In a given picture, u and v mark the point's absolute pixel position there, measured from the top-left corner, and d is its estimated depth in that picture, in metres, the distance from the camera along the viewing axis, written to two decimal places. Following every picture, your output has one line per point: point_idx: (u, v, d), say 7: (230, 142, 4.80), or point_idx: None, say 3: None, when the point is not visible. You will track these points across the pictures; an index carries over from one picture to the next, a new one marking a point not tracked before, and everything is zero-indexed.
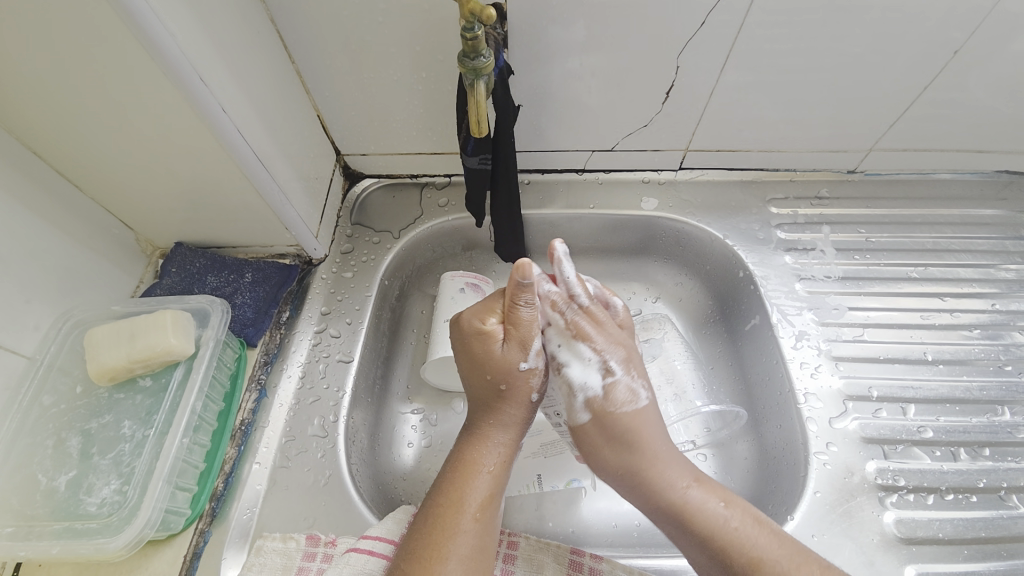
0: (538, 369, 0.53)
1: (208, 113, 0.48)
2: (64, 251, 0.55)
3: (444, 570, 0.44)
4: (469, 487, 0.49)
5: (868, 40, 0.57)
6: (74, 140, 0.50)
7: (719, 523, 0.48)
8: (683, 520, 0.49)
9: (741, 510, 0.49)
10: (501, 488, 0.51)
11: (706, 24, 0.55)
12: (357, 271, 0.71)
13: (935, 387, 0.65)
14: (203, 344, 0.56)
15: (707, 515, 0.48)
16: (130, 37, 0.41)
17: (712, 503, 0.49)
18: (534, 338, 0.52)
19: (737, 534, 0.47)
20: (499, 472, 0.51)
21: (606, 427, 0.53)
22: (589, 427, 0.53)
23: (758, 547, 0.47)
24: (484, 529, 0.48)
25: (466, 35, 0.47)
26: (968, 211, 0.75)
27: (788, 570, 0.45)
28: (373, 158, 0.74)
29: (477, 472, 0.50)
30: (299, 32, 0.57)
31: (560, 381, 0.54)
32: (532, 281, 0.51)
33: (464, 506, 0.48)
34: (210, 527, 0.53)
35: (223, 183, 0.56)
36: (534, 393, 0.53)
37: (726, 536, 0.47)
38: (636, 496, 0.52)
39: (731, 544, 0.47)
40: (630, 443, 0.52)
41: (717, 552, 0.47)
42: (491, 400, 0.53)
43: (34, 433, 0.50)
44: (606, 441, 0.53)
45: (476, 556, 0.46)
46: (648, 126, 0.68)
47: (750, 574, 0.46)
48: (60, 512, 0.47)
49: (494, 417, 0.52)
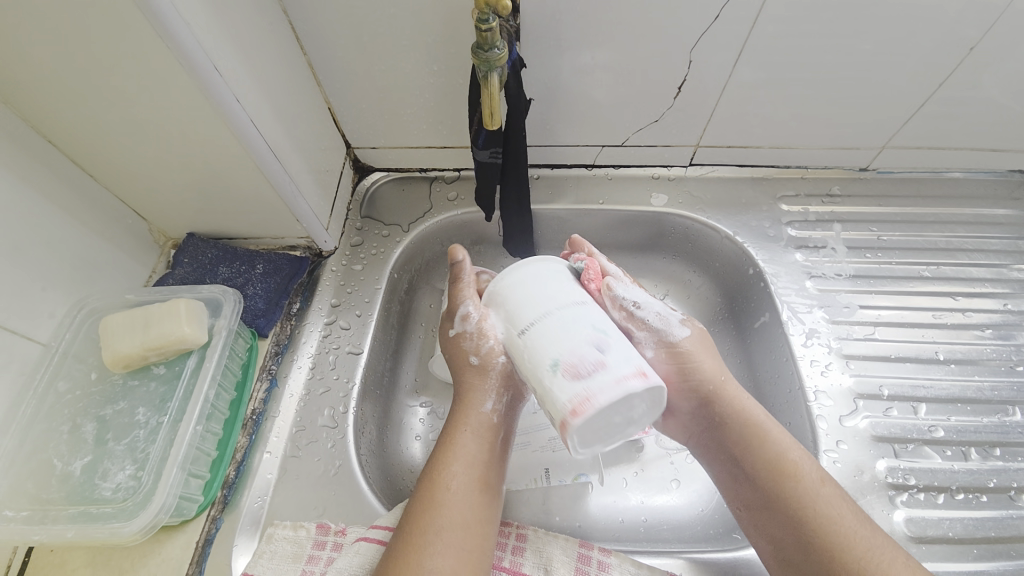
0: (469, 331, 0.55)
1: (221, 102, 0.48)
2: (79, 241, 0.56)
3: (427, 542, 0.47)
4: (447, 459, 0.52)
5: (883, 35, 0.56)
6: (88, 128, 0.50)
7: (785, 444, 0.51)
8: (755, 439, 0.52)
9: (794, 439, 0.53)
10: (484, 459, 0.53)
11: (719, 19, 0.55)
12: (367, 263, 0.72)
13: (946, 387, 0.64)
14: (216, 333, 0.56)
15: (778, 433, 0.52)
16: (144, 23, 0.41)
17: (779, 428, 0.53)
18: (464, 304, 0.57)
19: (801, 456, 0.51)
20: (473, 443, 0.53)
21: (705, 342, 0.57)
22: (694, 339, 0.57)
23: (819, 471, 0.50)
24: (466, 498, 0.50)
25: (481, 26, 0.47)
26: (980, 210, 0.75)
27: (840, 498, 0.49)
28: (383, 151, 0.75)
29: (453, 444, 0.53)
30: (311, 23, 0.57)
31: (648, 315, 0.56)
32: (461, 259, 0.63)
33: (441, 477, 0.50)
34: (221, 515, 0.54)
35: (235, 173, 0.56)
36: (473, 356, 0.55)
37: (794, 454, 0.51)
38: (710, 414, 0.55)
39: (799, 462, 0.50)
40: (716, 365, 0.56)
41: (788, 466, 0.50)
42: (456, 374, 0.57)
43: (49, 419, 0.51)
44: (707, 353, 0.56)
45: (459, 526, 0.48)
46: (659, 122, 0.68)
47: (812, 495, 0.48)
48: (74, 496, 0.48)
49: (465, 390, 0.55)
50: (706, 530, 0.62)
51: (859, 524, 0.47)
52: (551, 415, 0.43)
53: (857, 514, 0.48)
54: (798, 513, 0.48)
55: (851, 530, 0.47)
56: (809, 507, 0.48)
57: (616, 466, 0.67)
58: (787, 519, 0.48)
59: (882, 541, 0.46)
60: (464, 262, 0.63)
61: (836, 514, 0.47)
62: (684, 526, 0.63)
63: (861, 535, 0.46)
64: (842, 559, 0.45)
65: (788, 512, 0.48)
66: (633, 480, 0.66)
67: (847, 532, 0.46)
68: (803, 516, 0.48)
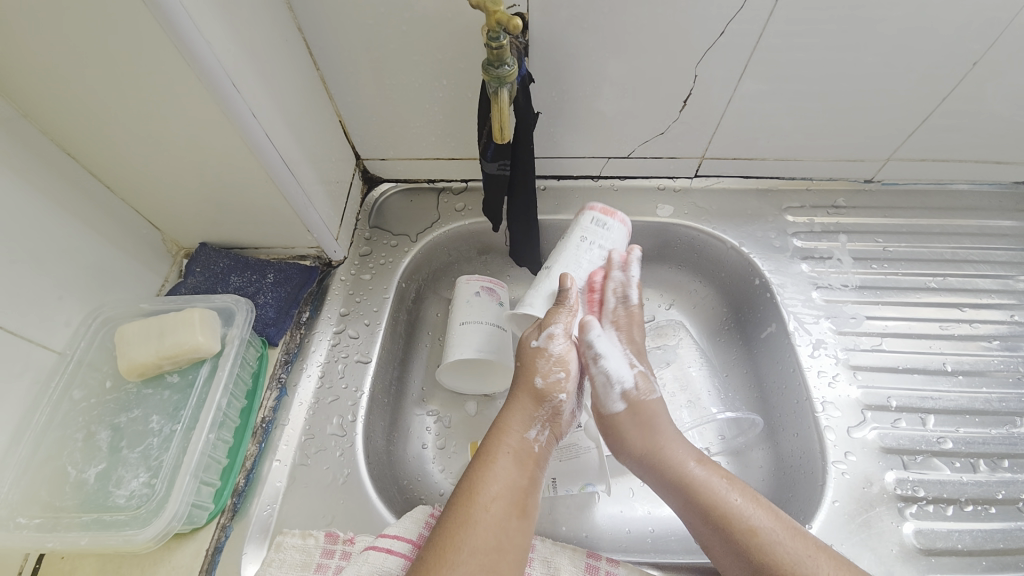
0: (550, 353, 0.57)
1: (238, 116, 0.49)
2: (96, 251, 0.57)
3: (456, 560, 0.45)
4: (485, 478, 0.51)
5: (887, 49, 0.57)
6: (110, 143, 0.52)
7: (722, 499, 0.52)
8: (690, 498, 0.53)
9: (737, 483, 0.54)
10: (522, 484, 0.52)
11: (724, 35, 0.56)
12: (375, 273, 0.73)
13: (954, 398, 0.64)
14: (228, 343, 0.57)
15: (711, 488, 0.53)
16: (167, 41, 0.42)
17: (717, 480, 0.54)
18: (557, 319, 0.58)
19: (736, 508, 0.51)
20: (513, 465, 0.53)
21: (637, 414, 0.58)
22: (623, 415, 0.58)
23: (756, 519, 0.50)
24: (505, 524, 0.49)
25: (492, 44, 0.48)
26: (985, 222, 0.75)
27: (784, 539, 0.49)
28: (392, 163, 0.76)
29: (492, 463, 0.52)
30: (325, 39, 0.59)
31: (597, 372, 0.59)
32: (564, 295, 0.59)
33: (480, 496, 0.49)
34: (231, 522, 0.54)
35: (248, 186, 0.57)
36: (540, 378, 0.57)
37: (725, 507, 0.51)
38: (648, 475, 0.57)
39: (730, 514, 0.51)
40: (645, 430, 0.57)
41: (718, 521, 0.51)
42: (514, 390, 0.58)
43: (63, 426, 0.52)
44: (635, 427, 0.58)
45: (492, 550, 0.47)
46: (664, 134, 0.69)
47: (749, 544, 0.50)
48: (88, 503, 0.49)
49: (517, 410, 0.56)
50: None
51: (803, 563, 0.48)
52: (607, 222, 0.63)
53: (805, 550, 0.48)
54: (741, 557, 0.50)
55: (796, 572, 0.47)
56: (747, 556, 0.49)
57: (623, 476, 0.67)
58: (735, 564, 0.50)
59: (831, 573, 0.47)
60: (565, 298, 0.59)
61: (773, 560, 0.48)
62: (692, 537, 0.62)
63: (805, 573, 0.47)
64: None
65: (734, 557, 0.50)
66: (640, 490, 0.66)
67: (789, 574, 0.47)
68: (745, 560, 0.49)
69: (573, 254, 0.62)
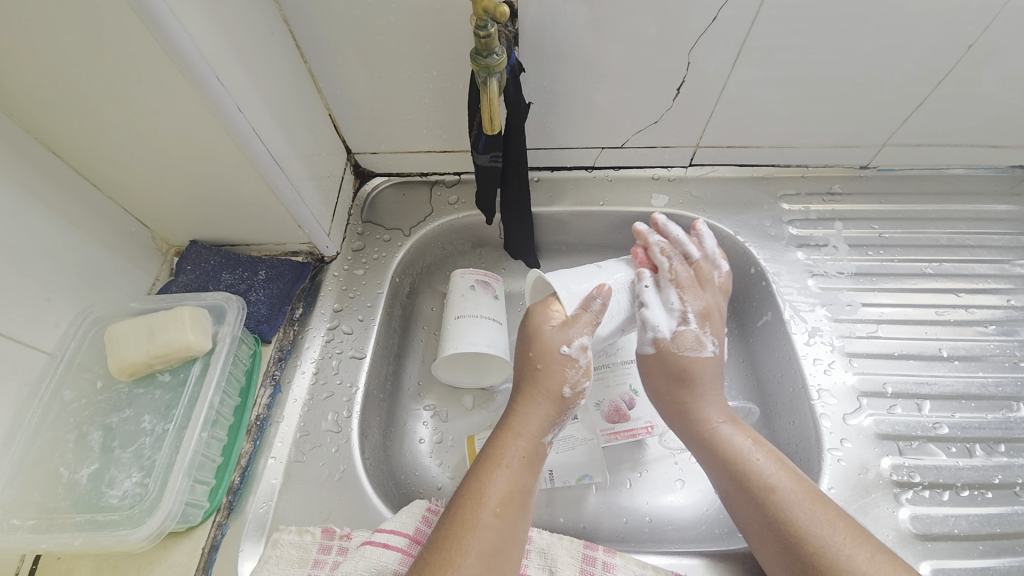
0: (578, 364, 0.54)
1: (224, 111, 0.49)
2: (83, 250, 0.56)
3: (463, 564, 0.44)
4: (493, 481, 0.50)
5: (881, 34, 0.56)
6: (94, 140, 0.51)
7: (745, 456, 0.53)
8: (715, 451, 0.55)
9: (761, 444, 0.54)
10: (527, 487, 0.51)
11: (717, 21, 0.55)
12: (368, 268, 0.72)
13: (950, 383, 0.64)
14: (220, 340, 0.57)
15: (733, 444, 0.54)
16: (148, 34, 0.41)
17: (742, 438, 0.55)
18: (582, 328, 0.54)
19: (757, 465, 0.52)
20: (522, 469, 0.51)
21: (666, 363, 0.57)
22: (650, 359, 0.58)
23: (775, 478, 0.51)
24: (513, 526, 0.48)
25: (480, 33, 0.47)
26: (981, 207, 0.75)
27: (801, 501, 0.49)
28: (383, 156, 0.75)
29: (500, 467, 0.51)
30: (312, 31, 0.58)
31: (637, 317, 0.58)
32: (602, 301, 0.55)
33: (487, 499, 0.48)
34: (227, 520, 0.54)
35: (237, 182, 0.56)
36: (567, 388, 0.55)
37: (745, 464, 0.53)
38: (676, 425, 0.59)
39: (750, 470, 0.52)
40: (678, 376, 0.57)
41: (736, 475, 0.53)
42: (528, 390, 0.55)
43: (55, 427, 0.51)
44: (662, 374, 0.58)
45: (497, 553, 0.46)
46: (658, 123, 0.68)
47: (763, 500, 0.50)
48: (81, 504, 0.48)
49: (530, 415, 0.54)
50: (711, 530, 0.62)
51: (817, 526, 0.48)
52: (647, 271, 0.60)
53: (822, 513, 0.48)
54: (755, 512, 0.51)
55: (809, 533, 0.47)
56: (760, 511, 0.50)
57: (620, 467, 0.67)
58: (748, 518, 0.51)
59: (847, 541, 0.46)
60: (598, 303, 0.55)
61: (785, 519, 0.49)
62: (688, 526, 0.63)
63: (819, 536, 0.47)
64: (797, 557, 0.47)
65: (749, 512, 0.51)
66: (638, 481, 0.66)
67: (802, 534, 0.48)
68: (759, 515, 0.50)
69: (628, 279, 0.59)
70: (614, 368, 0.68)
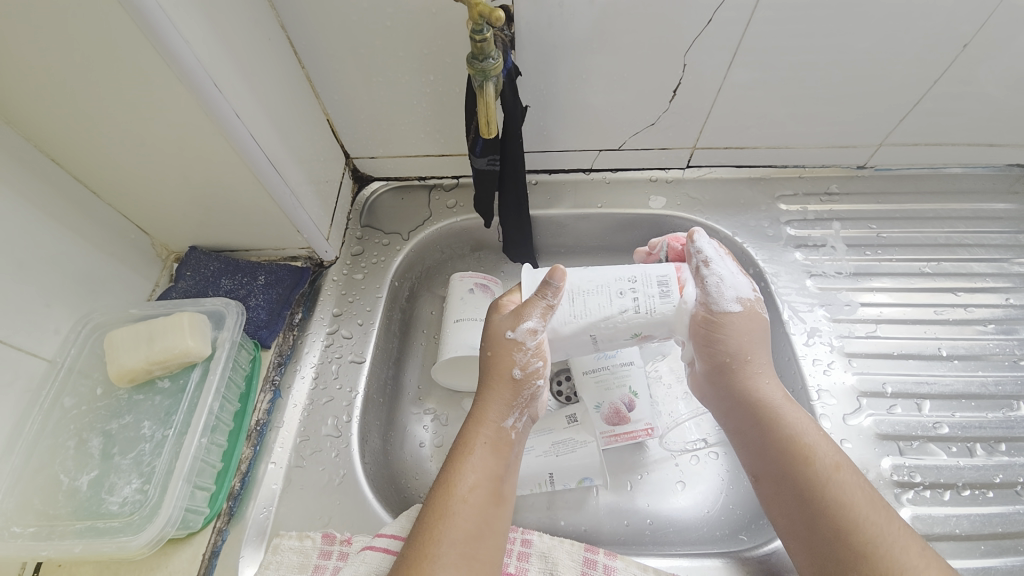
0: (527, 345, 0.53)
1: (222, 117, 0.49)
2: (82, 257, 0.56)
3: (438, 552, 0.44)
4: (463, 469, 0.49)
5: (876, 33, 0.56)
6: (92, 146, 0.51)
7: (805, 432, 0.51)
8: (767, 426, 0.52)
9: (817, 426, 0.52)
10: (497, 473, 0.50)
11: (712, 22, 0.56)
12: (367, 273, 0.72)
13: (950, 382, 0.64)
14: (219, 346, 0.57)
15: (795, 419, 0.52)
16: (145, 41, 0.42)
17: (802, 416, 0.52)
18: (532, 312, 0.53)
19: (818, 443, 0.50)
20: (488, 455, 0.51)
21: (749, 323, 0.54)
22: (736, 318, 0.53)
23: (835, 458, 0.49)
24: (484, 513, 0.48)
25: (475, 37, 0.47)
26: (979, 205, 0.75)
27: (859, 487, 0.47)
28: (381, 161, 0.75)
29: (470, 454, 0.50)
30: (309, 36, 0.58)
31: (711, 276, 0.53)
32: (558, 287, 0.52)
33: (457, 488, 0.48)
34: (227, 526, 0.54)
35: (236, 186, 0.56)
36: (517, 369, 0.53)
37: (808, 440, 0.50)
38: (725, 398, 0.56)
39: (813, 447, 0.50)
40: (745, 343, 0.54)
41: (798, 450, 0.50)
42: (483, 378, 0.55)
43: (55, 434, 0.51)
44: (744, 334, 0.54)
45: (471, 541, 0.46)
46: (654, 125, 0.69)
47: (824, 479, 0.48)
48: (82, 511, 0.48)
49: (491, 401, 0.53)
50: (713, 532, 0.62)
51: (875, 512, 0.46)
52: (669, 289, 0.52)
53: (874, 502, 0.46)
54: (809, 491, 0.48)
55: (866, 517, 0.45)
56: (817, 490, 0.47)
57: (621, 470, 0.67)
58: (793, 499, 0.49)
59: (901, 532, 0.44)
60: (554, 290, 0.52)
61: (843, 501, 0.46)
62: (689, 528, 0.63)
63: (872, 523, 0.45)
64: (844, 542, 0.45)
65: (797, 491, 0.49)
66: (639, 484, 0.66)
67: (861, 519, 0.45)
68: (815, 494, 0.47)
69: (605, 279, 0.53)
70: (614, 369, 0.66)
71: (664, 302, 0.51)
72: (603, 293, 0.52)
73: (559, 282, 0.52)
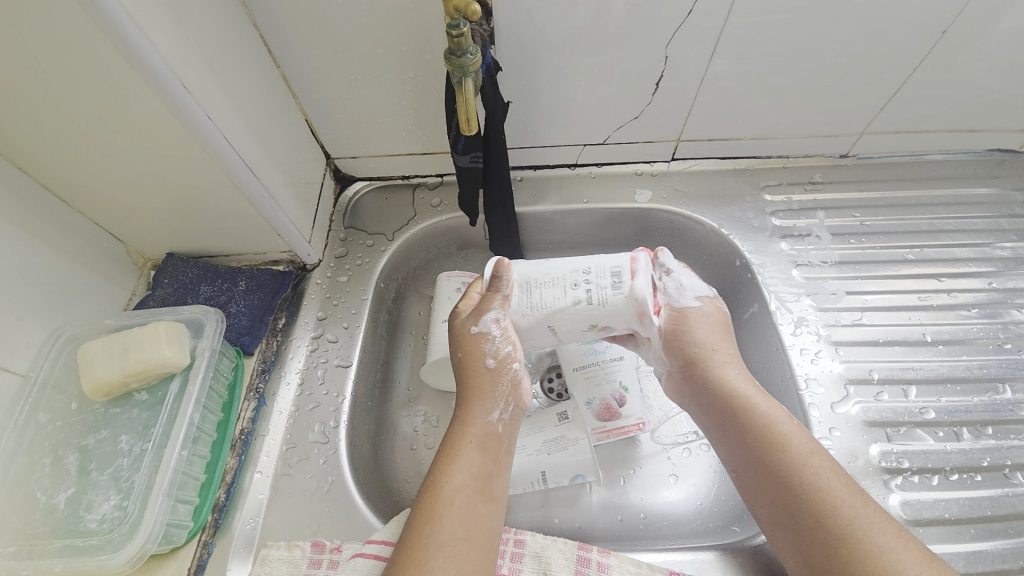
0: (493, 334, 0.53)
1: (192, 120, 0.47)
2: (54, 267, 0.54)
3: (426, 556, 0.43)
4: (449, 469, 0.48)
5: (856, 22, 0.56)
6: (58, 152, 0.49)
7: (776, 422, 0.51)
8: (744, 415, 0.52)
9: (790, 416, 0.52)
10: (485, 471, 0.50)
11: (692, 14, 0.55)
12: (352, 275, 0.71)
13: (935, 367, 0.65)
14: (198, 354, 0.55)
15: (765, 409, 0.51)
16: (108, 43, 0.40)
17: (772, 405, 0.52)
18: (492, 305, 0.54)
19: (790, 433, 0.50)
20: (477, 453, 0.50)
21: (708, 319, 0.56)
22: (694, 318, 0.56)
23: (807, 446, 0.49)
24: (472, 513, 0.47)
25: (452, 32, 0.46)
26: (961, 191, 0.75)
27: (834, 473, 0.47)
28: (363, 161, 0.74)
29: (458, 454, 0.49)
30: (282, 35, 0.56)
31: (671, 283, 0.57)
32: (511, 279, 0.55)
33: (444, 489, 0.47)
34: (213, 539, 0.53)
35: (211, 189, 0.55)
36: (489, 359, 0.54)
37: (782, 430, 0.50)
38: (701, 388, 0.55)
39: (787, 437, 0.49)
40: (712, 337, 0.56)
41: (772, 441, 0.50)
42: (460, 379, 0.55)
43: (30, 451, 0.50)
44: (706, 330, 0.56)
45: (462, 541, 0.45)
46: (638, 119, 0.68)
47: (799, 467, 0.48)
48: (60, 530, 0.47)
49: (473, 397, 0.53)
50: (705, 525, 0.62)
51: (849, 497, 0.46)
52: (621, 278, 0.51)
53: (849, 487, 0.46)
54: (787, 481, 0.48)
55: (841, 504, 0.45)
56: (794, 479, 0.47)
57: (613, 465, 0.67)
58: (773, 488, 0.48)
59: (875, 515, 0.45)
60: (508, 282, 0.54)
61: (820, 489, 0.46)
62: (682, 521, 0.63)
63: (850, 508, 0.45)
64: (824, 527, 0.45)
65: (774, 482, 0.48)
66: (632, 478, 0.66)
67: (836, 506, 0.45)
68: (791, 484, 0.47)
69: (561, 272, 0.53)
70: (603, 365, 0.66)
71: (616, 294, 0.50)
72: (559, 286, 0.52)
73: (506, 275, 0.55)
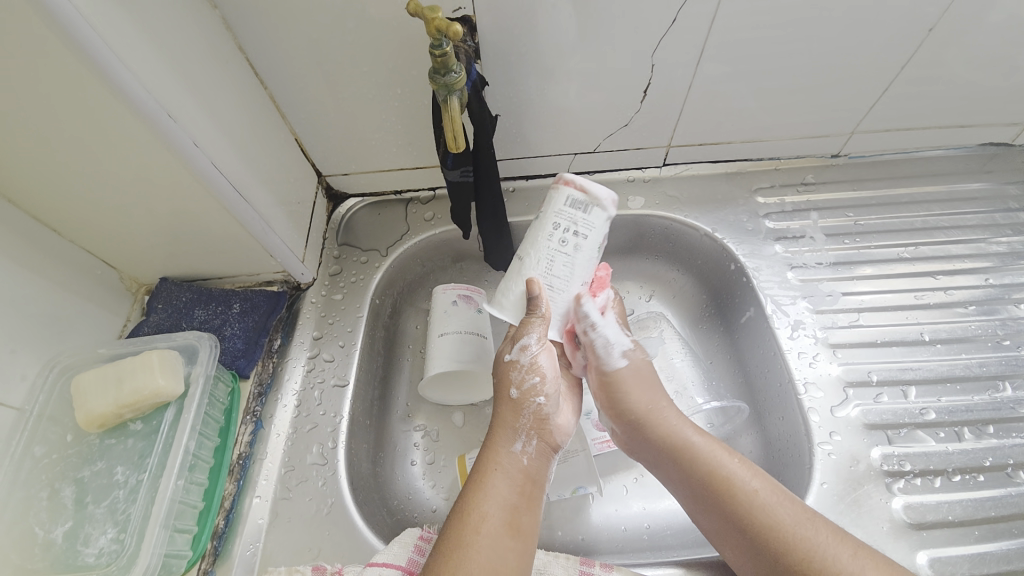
0: (521, 362, 0.54)
1: (181, 147, 0.47)
2: (47, 297, 0.54)
3: None
4: (478, 497, 0.48)
5: (841, 23, 0.57)
6: (48, 183, 0.49)
7: (719, 463, 0.51)
8: (687, 463, 0.53)
9: (736, 453, 0.53)
10: (514, 503, 0.49)
11: (677, 21, 0.55)
12: (347, 292, 0.71)
13: (934, 367, 0.64)
14: (194, 381, 0.56)
15: (706, 453, 0.53)
16: (94, 75, 0.40)
17: (711, 446, 0.53)
18: (527, 330, 0.53)
19: (733, 472, 0.51)
20: (506, 483, 0.50)
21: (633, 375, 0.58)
22: (625, 373, 0.58)
23: (753, 482, 0.49)
24: (499, 543, 0.46)
25: (435, 52, 0.47)
26: (955, 187, 0.75)
27: (784, 502, 0.48)
28: (355, 177, 0.74)
29: (486, 483, 0.50)
30: (269, 57, 0.57)
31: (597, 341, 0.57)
32: (540, 301, 0.52)
33: (470, 517, 0.47)
34: (213, 567, 0.53)
35: (202, 214, 0.55)
36: (512, 388, 0.55)
37: (725, 471, 0.51)
38: (647, 442, 0.56)
39: (731, 477, 0.50)
40: (643, 392, 0.58)
41: (719, 484, 0.50)
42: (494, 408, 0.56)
43: (27, 485, 0.50)
44: (637, 386, 0.58)
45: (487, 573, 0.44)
46: (628, 126, 0.68)
47: (749, 505, 0.48)
48: (58, 564, 0.47)
49: (501, 426, 0.54)
50: None
51: (802, 526, 0.46)
52: (581, 202, 0.51)
53: (803, 515, 0.47)
54: (740, 522, 0.48)
55: (797, 535, 0.46)
56: (748, 520, 0.48)
57: (615, 475, 0.66)
58: (731, 530, 0.49)
59: (831, 539, 0.45)
60: (539, 307, 0.52)
61: (772, 524, 0.47)
62: (685, 530, 0.62)
63: (804, 538, 0.45)
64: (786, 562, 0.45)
65: (730, 525, 0.49)
66: (633, 487, 0.66)
67: (792, 538, 0.46)
68: (746, 524, 0.48)
69: (538, 246, 0.52)
70: None
71: (588, 210, 0.51)
72: (554, 253, 0.52)
73: (539, 297, 0.52)
